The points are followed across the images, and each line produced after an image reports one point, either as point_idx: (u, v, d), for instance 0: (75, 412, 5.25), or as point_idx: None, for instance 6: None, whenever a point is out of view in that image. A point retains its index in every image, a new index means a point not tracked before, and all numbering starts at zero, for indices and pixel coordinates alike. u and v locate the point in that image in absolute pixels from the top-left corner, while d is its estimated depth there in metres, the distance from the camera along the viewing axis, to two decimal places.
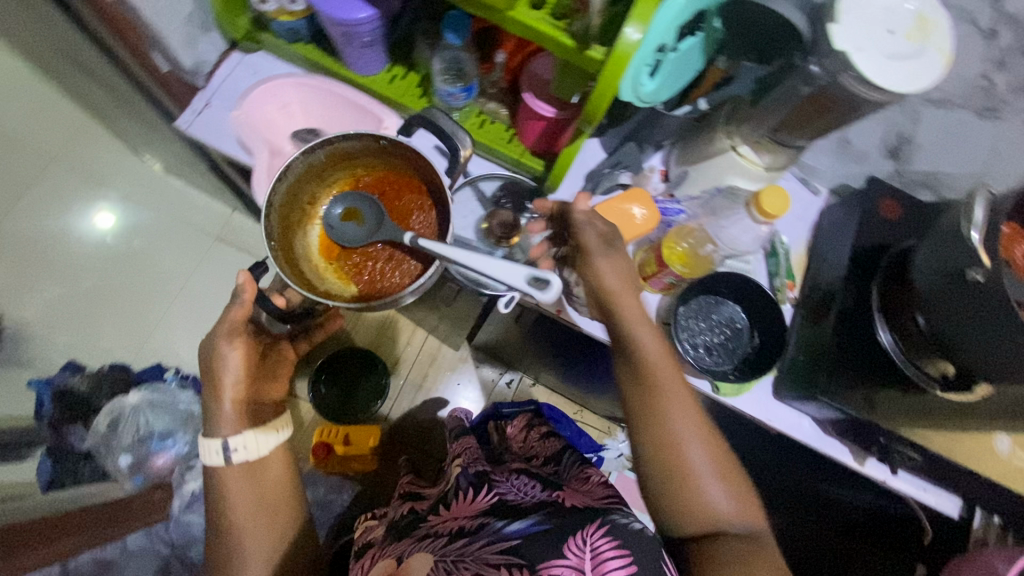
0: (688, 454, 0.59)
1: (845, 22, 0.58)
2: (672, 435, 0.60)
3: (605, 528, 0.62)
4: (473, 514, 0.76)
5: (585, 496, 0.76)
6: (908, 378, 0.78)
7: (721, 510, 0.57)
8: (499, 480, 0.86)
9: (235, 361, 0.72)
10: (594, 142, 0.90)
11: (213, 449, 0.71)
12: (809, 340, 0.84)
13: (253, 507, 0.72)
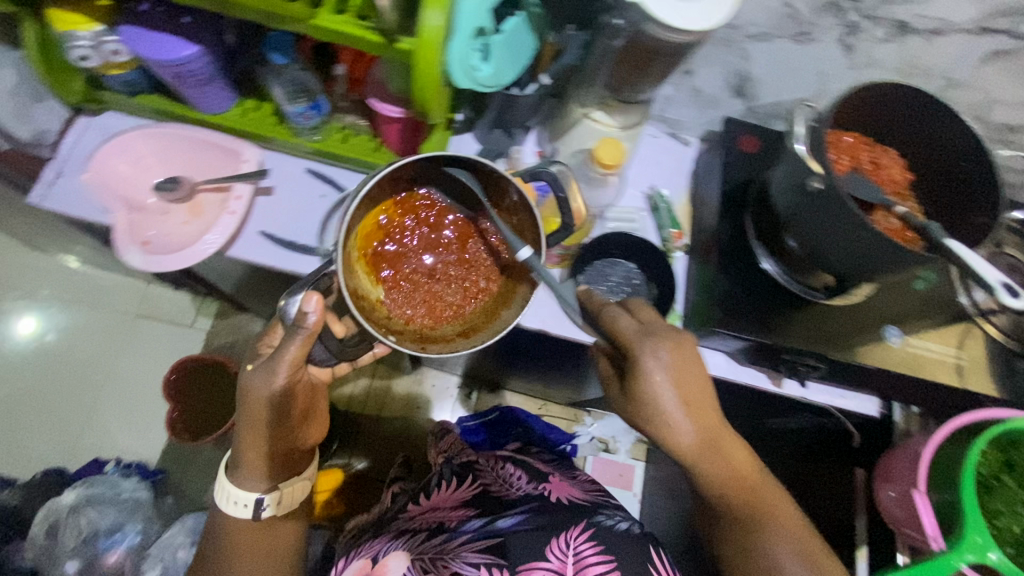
0: (767, 540, 0.68)
1: None
2: (754, 525, 0.69)
3: (588, 532, 0.84)
4: (455, 506, 0.96)
5: (570, 493, 0.96)
6: (797, 295, 0.83)
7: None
8: (483, 468, 1.03)
9: (280, 402, 0.69)
10: (469, 136, 0.92)
11: (240, 502, 0.76)
12: (704, 281, 0.87)
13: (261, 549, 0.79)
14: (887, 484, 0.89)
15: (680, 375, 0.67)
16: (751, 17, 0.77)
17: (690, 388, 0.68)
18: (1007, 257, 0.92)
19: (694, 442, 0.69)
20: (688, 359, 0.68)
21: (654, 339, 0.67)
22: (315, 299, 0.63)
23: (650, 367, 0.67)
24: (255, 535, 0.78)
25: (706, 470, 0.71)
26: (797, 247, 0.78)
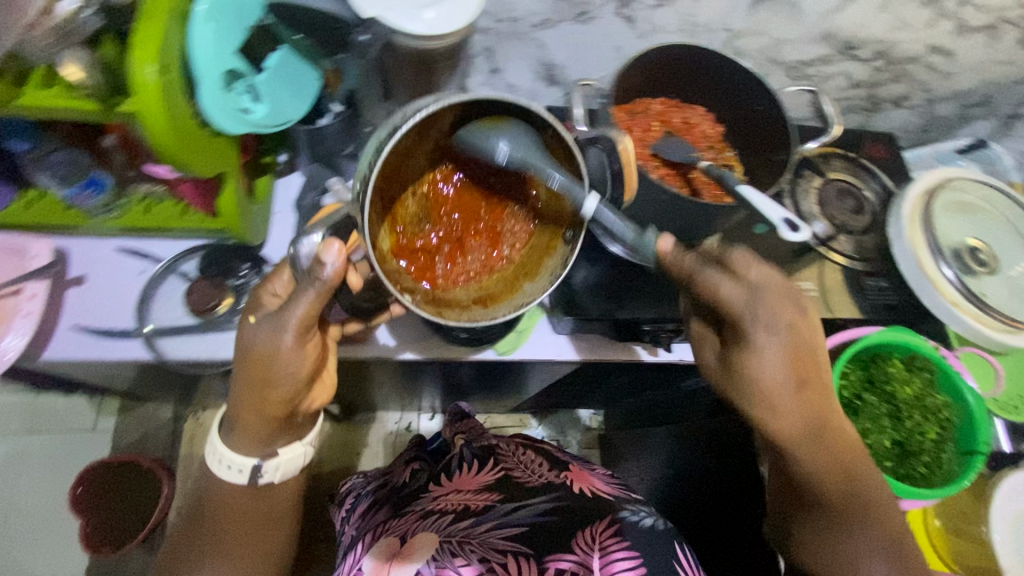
0: (848, 520, 0.62)
1: None
2: (839, 500, 0.63)
3: (616, 528, 0.76)
4: (477, 491, 0.85)
5: (596, 484, 0.88)
6: (645, 266, 0.85)
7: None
8: (505, 454, 0.95)
9: (296, 356, 0.61)
10: (297, 176, 0.90)
11: (228, 463, 0.67)
12: (561, 275, 0.85)
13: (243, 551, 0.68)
14: None
15: (793, 351, 0.59)
16: (528, 8, 0.77)
17: (792, 360, 0.59)
18: (837, 182, 0.95)
19: (791, 413, 0.61)
20: (798, 328, 0.59)
21: (768, 301, 0.58)
22: (337, 248, 0.57)
23: (758, 338, 0.58)
24: (232, 523, 0.69)
25: (802, 447, 0.62)
26: None
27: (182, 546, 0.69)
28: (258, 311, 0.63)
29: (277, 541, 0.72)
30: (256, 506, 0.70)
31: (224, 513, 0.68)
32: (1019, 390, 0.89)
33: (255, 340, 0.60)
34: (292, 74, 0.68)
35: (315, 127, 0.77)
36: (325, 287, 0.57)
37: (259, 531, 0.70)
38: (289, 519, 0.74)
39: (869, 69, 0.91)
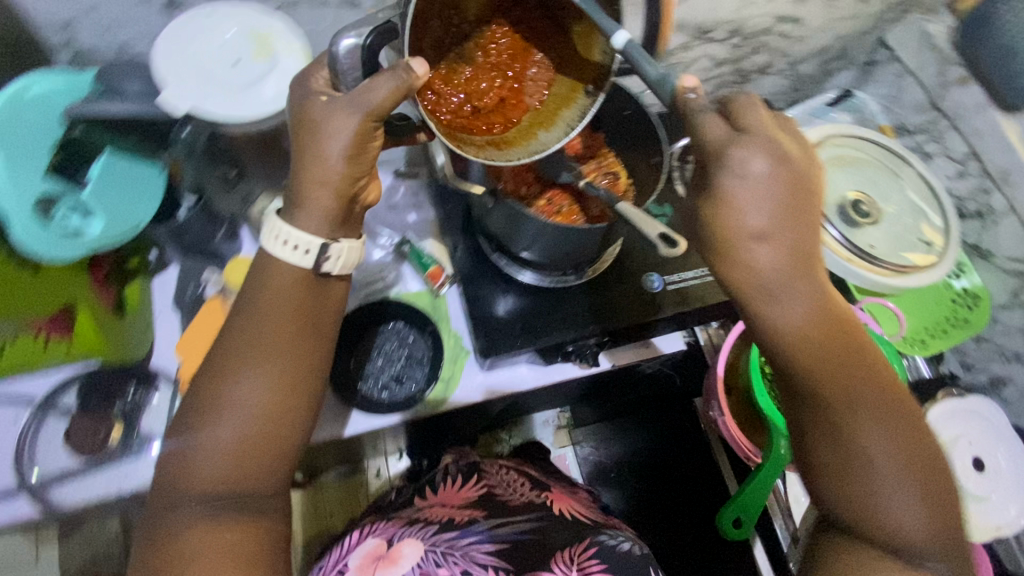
0: (867, 445, 0.48)
1: (176, 82, 0.55)
2: (847, 426, 0.49)
3: (593, 548, 0.71)
4: (461, 506, 0.80)
5: (575, 505, 0.83)
6: (555, 287, 0.84)
7: (904, 524, 0.47)
8: (490, 471, 0.90)
9: (345, 134, 0.53)
10: (173, 270, 0.81)
11: (281, 243, 0.56)
12: (476, 312, 0.84)
13: (285, 366, 0.55)
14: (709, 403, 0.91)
15: (792, 236, 0.48)
16: None
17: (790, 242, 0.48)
18: None
19: (809, 328, 0.49)
20: (797, 197, 0.48)
21: (743, 144, 0.47)
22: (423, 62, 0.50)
23: (750, 222, 0.47)
24: (291, 335, 0.56)
25: (818, 361, 0.49)
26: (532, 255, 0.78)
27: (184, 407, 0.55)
28: (319, 92, 0.54)
29: (296, 400, 0.56)
30: (306, 309, 0.57)
31: (271, 315, 0.56)
32: (925, 322, 0.94)
33: (328, 112, 0.53)
34: (125, 175, 0.63)
35: (175, 221, 0.73)
36: (383, 96, 0.51)
37: (304, 347, 0.57)
38: (325, 345, 0.59)
39: (727, 47, 0.93)
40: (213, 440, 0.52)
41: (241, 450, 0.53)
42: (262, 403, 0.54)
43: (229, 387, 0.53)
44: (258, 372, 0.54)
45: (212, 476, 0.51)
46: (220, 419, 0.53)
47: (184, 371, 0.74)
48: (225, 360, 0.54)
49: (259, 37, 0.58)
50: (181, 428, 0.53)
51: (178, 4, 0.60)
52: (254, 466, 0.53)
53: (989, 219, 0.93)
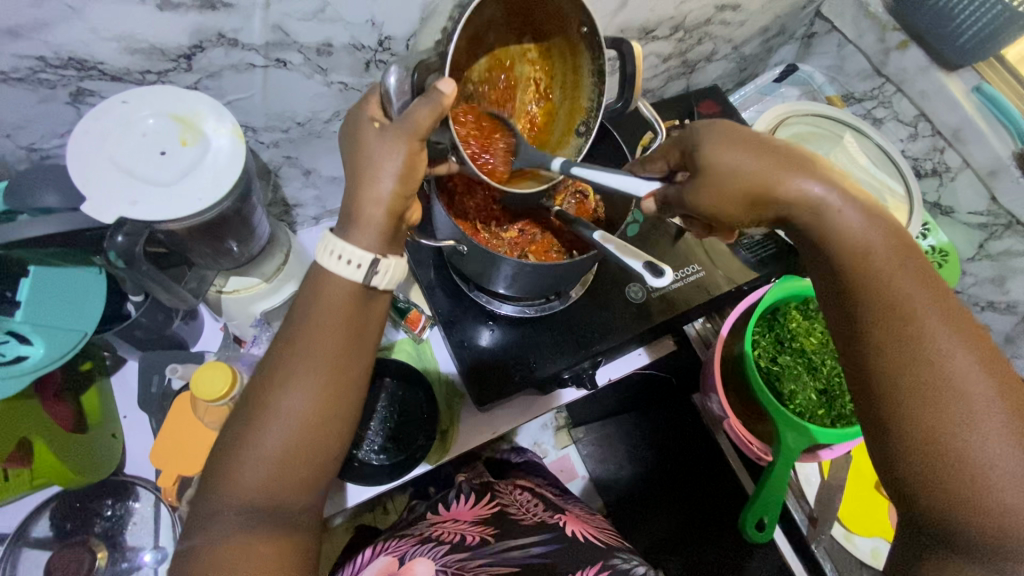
0: (960, 382, 0.41)
1: (98, 185, 0.50)
2: (932, 361, 0.42)
3: (605, 569, 0.65)
4: (472, 522, 0.76)
5: (590, 529, 0.76)
6: (541, 316, 0.83)
7: (1017, 481, 0.39)
8: (502, 492, 0.86)
9: (394, 159, 0.49)
10: (132, 364, 0.76)
11: (339, 262, 0.50)
12: (463, 355, 0.81)
13: (335, 375, 0.50)
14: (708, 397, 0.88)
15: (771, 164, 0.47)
16: (311, 108, 0.68)
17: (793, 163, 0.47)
18: None
19: (880, 248, 0.45)
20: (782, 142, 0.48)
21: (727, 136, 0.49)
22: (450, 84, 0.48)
23: (754, 177, 0.47)
24: (340, 340, 0.51)
25: (883, 284, 0.44)
26: (511, 291, 0.75)
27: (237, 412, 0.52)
28: (370, 118, 0.52)
29: (334, 419, 0.50)
30: (358, 309, 0.52)
31: (322, 310, 0.51)
32: None
33: (373, 143, 0.50)
34: (62, 285, 0.58)
35: (128, 321, 0.67)
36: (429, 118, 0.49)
37: (351, 356, 0.52)
38: (371, 361, 0.54)
39: (672, 42, 0.91)
40: (256, 454, 0.48)
41: (283, 464, 0.49)
42: (306, 410, 0.49)
43: (279, 393, 0.49)
44: (305, 378, 0.49)
45: (255, 485, 0.48)
46: (266, 429, 0.49)
47: (163, 479, 0.67)
48: (278, 362, 0.50)
49: (182, 119, 0.53)
50: (229, 435, 0.50)
51: (86, 92, 0.55)
52: (290, 482, 0.49)
53: (946, 177, 0.96)
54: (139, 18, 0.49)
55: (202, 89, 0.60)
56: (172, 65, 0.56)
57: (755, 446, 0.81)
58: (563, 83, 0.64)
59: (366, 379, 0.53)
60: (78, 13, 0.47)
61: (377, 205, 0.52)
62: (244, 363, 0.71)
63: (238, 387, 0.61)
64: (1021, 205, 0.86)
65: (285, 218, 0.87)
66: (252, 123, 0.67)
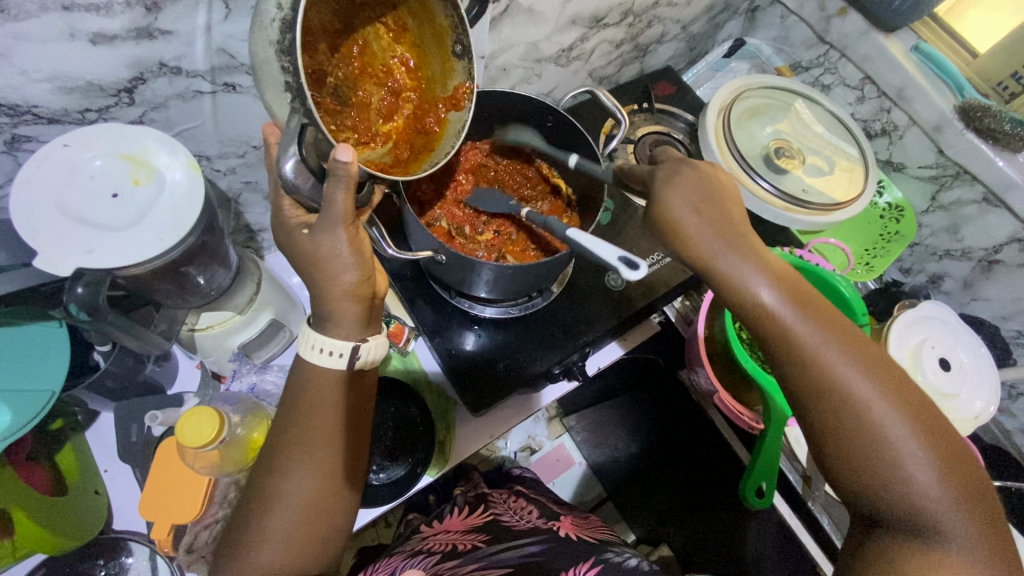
0: (867, 405, 0.45)
1: (49, 235, 0.47)
2: (836, 392, 0.46)
3: (598, 564, 0.65)
4: (466, 531, 0.75)
5: (584, 530, 0.77)
6: (525, 315, 0.83)
7: (921, 483, 0.44)
8: (496, 501, 0.86)
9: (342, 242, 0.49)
10: (107, 416, 0.73)
11: (320, 351, 0.52)
12: (453, 364, 0.80)
13: (334, 457, 0.53)
14: (694, 371, 0.89)
15: (708, 205, 0.49)
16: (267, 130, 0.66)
17: (717, 215, 0.49)
18: (648, 137, 0.96)
19: (789, 294, 0.48)
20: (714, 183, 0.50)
21: (666, 169, 0.52)
22: (348, 148, 0.43)
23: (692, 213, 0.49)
24: (335, 420, 0.53)
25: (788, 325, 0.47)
26: (493, 294, 0.74)
27: (247, 494, 0.54)
28: (302, 226, 0.51)
29: (337, 485, 0.54)
30: (345, 391, 0.54)
31: (310, 393, 0.53)
32: (864, 245, 0.99)
33: (318, 244, 0.49)
34: (20, 344, 0.56)
35: (97, 371, 0.65)
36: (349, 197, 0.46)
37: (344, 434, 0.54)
38: (362, 436, 0.57)
39: (622, 28, 0.91)
40: (268, 537, 0.50)
41: (293, 543, 0.51)
42: (310, 491, 0.52)
43: (281, 479, 0.51)
44: (307, 462, 0.52)
45: (268, 565, 0.50)
46: (272, 514, 0.51)
47: (156, 530, 0.64)
48: (279, 448, 0.52)
49: (132, 158, 0.50)
50: (243, 519, 0.52)
51: (22, 138, 0.51)
52: (301, 559, 0.52)
53: (895, 135, 0.99)
54: (73, 54, 0.46)
55: (149, 121, 0.57)
56: (113, 101, 0.53)
57: (744, 415, 0.83)
58: (423, 36, 0.53)
59: (361, 452, 0.57)
60: (3, 56, 0.44)
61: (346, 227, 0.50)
62: (227, 401, 0.66)
63: (225, 429, 0.59)
64: (967, 155, 0.89)
65: (251, 244, 0.85)
66: (205, 151, 0.64)
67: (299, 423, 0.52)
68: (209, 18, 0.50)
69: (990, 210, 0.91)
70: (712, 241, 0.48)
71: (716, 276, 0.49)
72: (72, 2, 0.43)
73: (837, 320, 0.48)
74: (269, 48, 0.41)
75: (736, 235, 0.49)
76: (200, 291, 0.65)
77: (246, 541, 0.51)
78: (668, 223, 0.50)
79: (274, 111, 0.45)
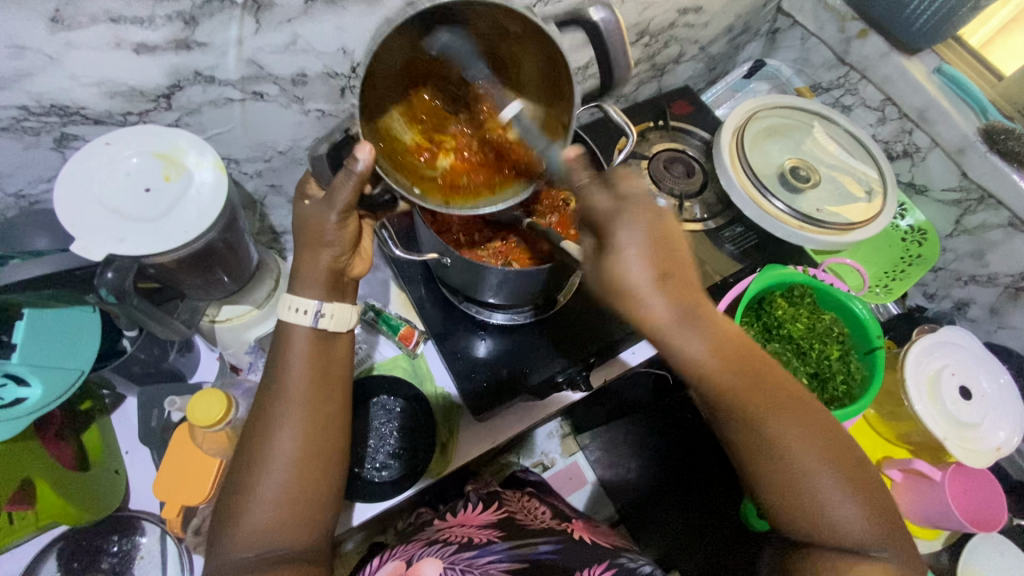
0: (795, 457, 0.51)
1: (86, 222, 0.51)
2: (778, 455, 0.51)
3: (610, 566, 0.65)
4: (481, 526, 0.76)
5: (596, 534, 0.76)
6: (529, 323, 0.84)
7: (849, 522, 0.50)
8: (509, 499, 0.87)
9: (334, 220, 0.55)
10: (132, 400, 0.77)
11: (293, 309, 0.56)
12: (458, 368, 0.81)
13: (317, 417, 0.55)
14: None
15: (654, 246, 0.51)
16: (292, 137, 0.70)
17: (678, 288, 0.52)
18: (662, 153, 0.97)
19: (717, 359, 0.52)
20: (669, 234, 0.52)
21: (629, 212, 0.52)
22: (369, 151, 0.49)
23: (622, 242, 0.51)
24: (311, 386, 0.56)
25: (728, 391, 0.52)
26: (499, 300, 0.76)
27: (234, 464, 0.55)
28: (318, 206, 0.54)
29: (319, 449, 0.55)
30: (321, 358, 0.57)
31: (293, 363, 0.56)
32: (884, 267, 0.98)
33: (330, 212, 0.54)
34: (51, 327, 0.59)
35: (123, 356, 0.69)
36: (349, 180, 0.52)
37: (327, 396, 0.57)
38: (345, 396, 0.59)
39: (639, 48, 0.94)
40: (259, 498, 0.52)
41: (282, 503, 0.52)
42: (296, 449, 0.53)
43: (269, 440, 0.54)
44: (291, 422, 0.54)
45: (260, 520, 0.51)
46: (263, 475, 0.53)
47: (168, 511, 0.67)
48: (264, 412, 0.55)
49: (164, 155, 0.55)
50: (231, 485, 0.54)
51: (71, 137, 0.57)
52: (291, 518, 0.53)
53: (918, 157, 0.98)
54: (118, 62, 0.51)
55: (183, 125, 0.62)
56: (152, 105, 0.58)
57: None
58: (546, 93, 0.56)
59: (345, 412, 0.58)
60: (57, 62, 0.49)
61: (333, 230, 0.55)
62: (238, 389, 0.70)
63: (233, 412, 0.62)
64: (991, 179, 0.87)
65: (274, 246, 0.89)
66: (234, 155, 0.69)
67: (302, 409, 0.54)
68: (240, 32, 0.55)
69: (1016, 235, 0.89)
70: (670, 317, 0.51)
71: (668, 349, 0.52)
72: (119, 15, 0.48)
73: (761, 366, 0.54)
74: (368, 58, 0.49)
75: (691, 311, 0.52)
76: (223, 286, 0.69)
77: (235, 502, 0.52)
78: (624, 291, 0.51)
79: None
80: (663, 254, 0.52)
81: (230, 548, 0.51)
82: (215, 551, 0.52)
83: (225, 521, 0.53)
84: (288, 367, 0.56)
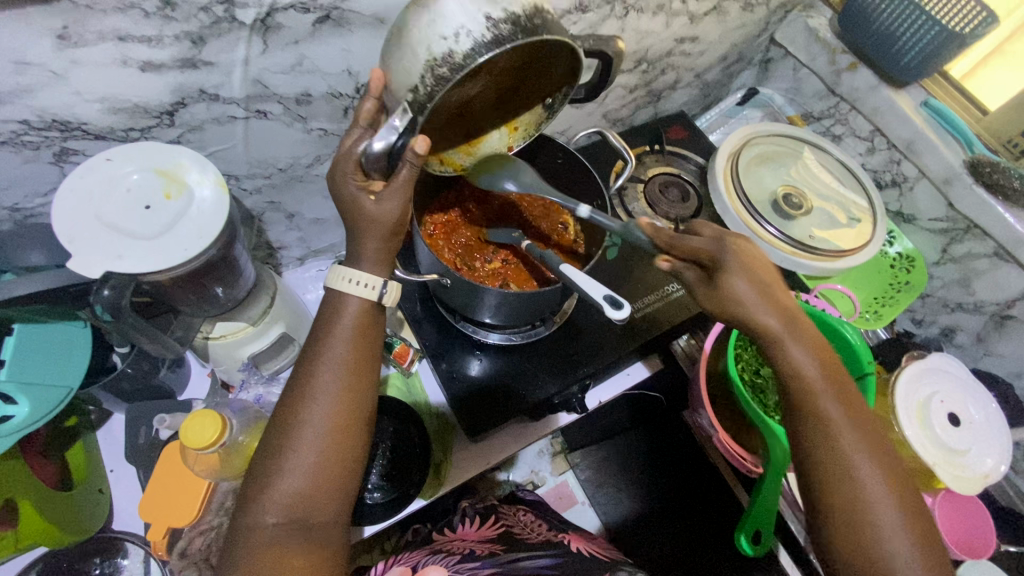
0: (864, 487, 0.50)
1: (81, 236, 0.51)
2: (845, 470, 0.51)
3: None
4: (482, 539, 0.75)
5: (594, 546, 0.77)
6: (527, 343, 0.84)
7: (902, 566, 0.48)
8: (507, 514, 0.87)
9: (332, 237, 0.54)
10: (119, 417, 0.76)
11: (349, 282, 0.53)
12: (456, 391, 0.81)
13: (354, 388, 0.53)
14: (697, 413, 0.85)
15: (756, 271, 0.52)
16: (292, 154, 0.70)
17: (782, 303, 0.53)
18: (658, 177, 0.98)
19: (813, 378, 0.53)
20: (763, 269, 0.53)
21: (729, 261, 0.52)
22: (424, 141, 0.47)
23: (733, 275, 0.52)
24: (357, 356, 0.53)
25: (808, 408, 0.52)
26: (497, 320, 0.75)
27: (269, 425, 0.53)
28: (335, 193, 0.51)
29: (357, 420, 0.53)
30: (364, 326, 0.54)
31: (337, 332, 0.53)
32: (874, 293, 1.00)
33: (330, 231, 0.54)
34: (45, 340, 0.59)
35: (114, 373, 0.68)
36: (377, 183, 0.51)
37: (368, 363, 0.54)
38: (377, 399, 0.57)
39: (636, 74, 0.95)
40: (291, 467, 0.50)
41: (319, 472, 0.51)
42: (332, 417, 0.52)
43: (305, 406, 0.51)
44: (329, 387, 0.52)
45: (294, 491, 0.50)
46: (297, 443, 0.51)
47: (153, 532, 0.67)
48: (304, 375, 0.52)
49: (164, 172, 0.54)
50: (265, 449, 0.52)
51: (70, 152, 0.56)
52: (326, 486, 0.51)
53: (905, 187, 1.01)
54: (124, 79, 0.52)
55: (184, 142, 0.61)
56: (155, 122, 0.57)
57: (746, 461, 0.77)
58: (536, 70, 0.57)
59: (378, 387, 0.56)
60: (61, 78, 0.49)
61: None
62: (232, 408, 0.68)
63: (227, 433, 0.61)
64: (976, 210, 0.90)
65: (269, 261, 0.89)
66: (234, 171, 0.69)
67: (323, 387, 0.52)
68: (247, 52, 0.55)
69: (1002, 264, 0.91)
70: (780, 329, 0.53)
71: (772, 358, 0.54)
72: (128, 34, 0.48)
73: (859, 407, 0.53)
74: (421, 53, 0.46)
75: (797, 329, 0.53)
76: (217, 301, 0.68)
77: (269, 466, 0.51)
78: (720, 303, 0.53)
79: (392, 74, 0.48)
80: (760, 278, 0.52)
81: (250, 518, 0.50)
82: (240, 514, 0.51)
83: (257, 482, 0.51)
84: (333, 337, 0.53)
